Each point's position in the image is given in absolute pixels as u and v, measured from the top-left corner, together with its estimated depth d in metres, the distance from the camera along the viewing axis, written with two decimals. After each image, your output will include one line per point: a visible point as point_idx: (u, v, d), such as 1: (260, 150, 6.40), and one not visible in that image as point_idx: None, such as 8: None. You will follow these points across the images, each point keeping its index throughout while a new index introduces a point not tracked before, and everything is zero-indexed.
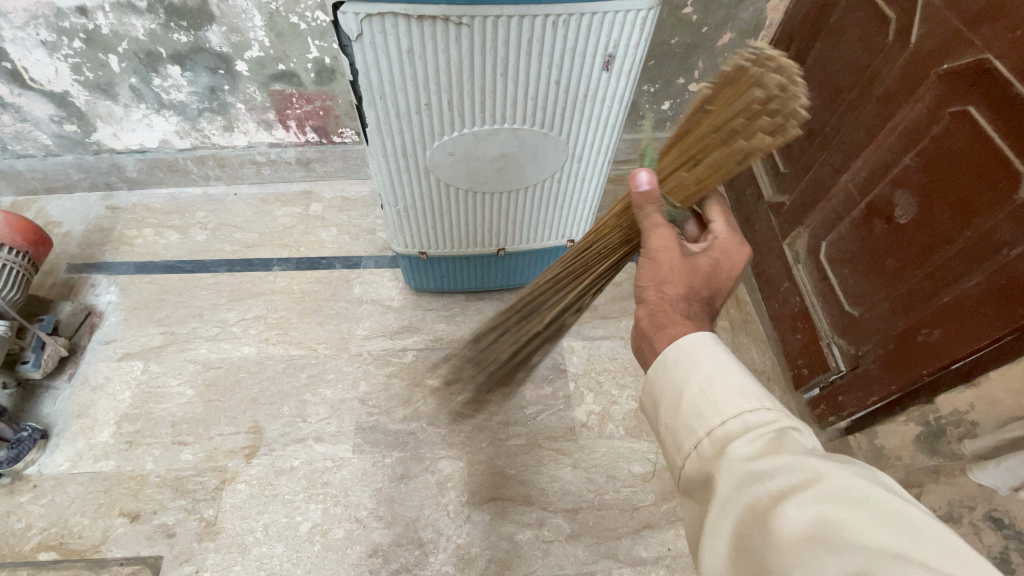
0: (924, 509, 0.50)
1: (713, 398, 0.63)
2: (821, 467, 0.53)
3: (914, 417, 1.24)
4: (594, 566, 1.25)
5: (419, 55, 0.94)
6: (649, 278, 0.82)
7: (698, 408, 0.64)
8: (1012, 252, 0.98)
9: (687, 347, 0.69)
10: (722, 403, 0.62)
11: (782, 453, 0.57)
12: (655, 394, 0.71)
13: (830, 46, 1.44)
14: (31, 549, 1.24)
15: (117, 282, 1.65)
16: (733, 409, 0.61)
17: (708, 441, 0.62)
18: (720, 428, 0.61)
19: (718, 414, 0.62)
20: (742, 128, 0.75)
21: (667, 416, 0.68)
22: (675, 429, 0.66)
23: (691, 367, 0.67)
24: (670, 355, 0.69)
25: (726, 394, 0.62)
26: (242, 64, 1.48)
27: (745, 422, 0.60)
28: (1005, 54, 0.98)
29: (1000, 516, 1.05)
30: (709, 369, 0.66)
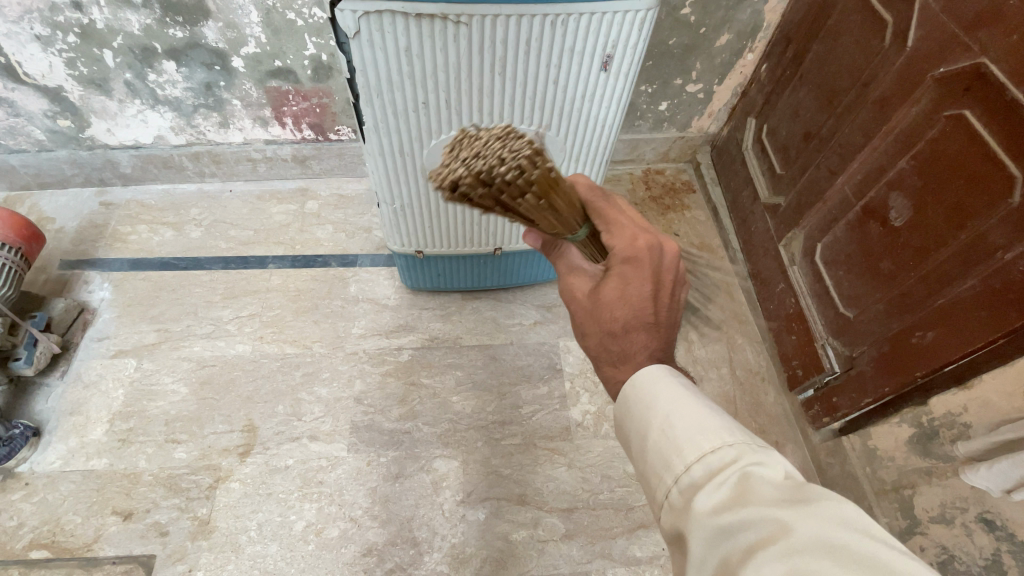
0: (900, 547, 0.48)
1: (676, 440, 0.60)
2: (789, 513, 0.50)
3: (907, 418, 1.23)
4: (588, 566, 1.26)
5: (417, 54, 0.94)
6: (584, 333, 0.81)
7: (663, 453, 0.61)
8: (1008, 255, 0.98)
9: (644, 385, 0.67)
10: (685, 446, 0.59)
11: (750, 498, 0.53)
12: (626, 435, 0.68)
13: (827, 48, 1.45)
14: (23, 547, 1.23)
15: (111, 279, 1.64)
16: (695, 451, 0.58)
17: (676, 490, 0.58)
18: (686, 475, 0.58)
19: (681, 458, 0.59)
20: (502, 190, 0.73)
21: (638, 462, 0.65)
22: (646, 476, 0.63)
23: (652, 410, 0.64)
24: (633, 398, 0.67)
25: (686, 434, 0.59)
26: (238, 60, 1.47)
27: (710, 465, 0.57)
28: (1001, 59, 0.99)
29: (992, 517, 1.06)
30: (670, 408, 0.63)
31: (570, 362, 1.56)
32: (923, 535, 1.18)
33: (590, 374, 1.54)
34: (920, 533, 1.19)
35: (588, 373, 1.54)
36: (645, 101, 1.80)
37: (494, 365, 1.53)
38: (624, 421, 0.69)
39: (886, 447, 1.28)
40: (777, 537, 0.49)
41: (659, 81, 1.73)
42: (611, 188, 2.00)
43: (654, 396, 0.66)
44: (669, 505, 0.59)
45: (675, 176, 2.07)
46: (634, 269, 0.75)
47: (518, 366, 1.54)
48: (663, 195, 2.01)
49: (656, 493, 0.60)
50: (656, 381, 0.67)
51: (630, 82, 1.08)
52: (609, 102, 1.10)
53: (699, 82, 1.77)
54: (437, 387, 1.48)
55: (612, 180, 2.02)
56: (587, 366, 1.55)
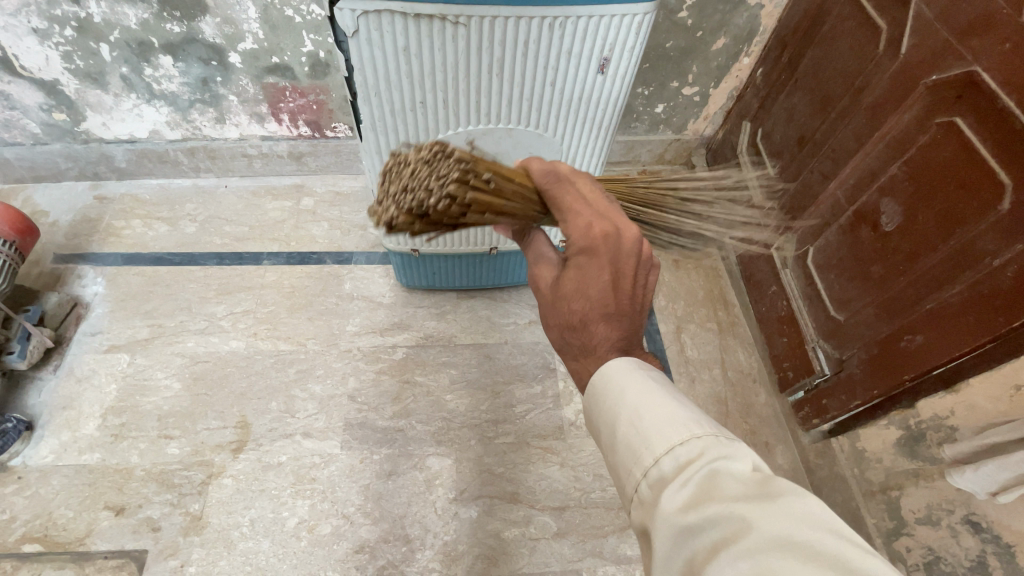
0: (860, 543, 0.48)
1: (646, 434, 0.60)
2: (751, 510, 0.50)
3: (896, 421, 1.25)
4: (579, 564, 1.27)
5: (415, 54, 0.95)
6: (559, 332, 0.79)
7: (632, 447, 0.61)
8: (996, 261, 1.00)
9: (614, 376, 0.68)
10: (654, 439, 0.59)
11: (714, 493, 0.53)
12: (595, 427, 0.69)
13: (822, 54, 1.46)
14: (15, 541, 1.22)
15: (105, 273, 1.64)
16: (663, 445, 0.58)
17: (645, 485, 0.58)
18: (655, 468, 0.58)
19: (649, 451, 0.59)
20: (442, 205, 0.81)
21: (607, 454, 0.65)
22: (615, 469, 0.63)
23: (624, 402, 0.64)
24: (605, 391, 0.67)
25: (657, 428, 0.59)
26: (235, 56, 1.47)
27: (678, 458, 0.57)
28: (993, 68, 1.00)
29: (978, 519, 1.08)
30: (641, 401, 0.63)
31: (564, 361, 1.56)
32: (909, 536, 1.21)
33: None
34: (907, 534, 1.21)
35: None
36: (642, 103, 1.81)
37: (488, 364, 1.54)
38: (594, 413, 0.69)
39: (874, 449, 1.30)
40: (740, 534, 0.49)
41: (655, 83, 1.74)
42: None
43: (625, 388, 0.66)
44: (636, 499, 0.59)
45: None
46: (591, 261, 0.74)
47: (512, 365, 1.54)
48: None
49: (624, 485, 0.61)
50: (628, 373, 0.67)
51: (627, 85, 1.08)
52: (605, 105, 1.10)
53: (694, 85, 1.78)
54: (431, 385, 1.49)
55: None
56: None
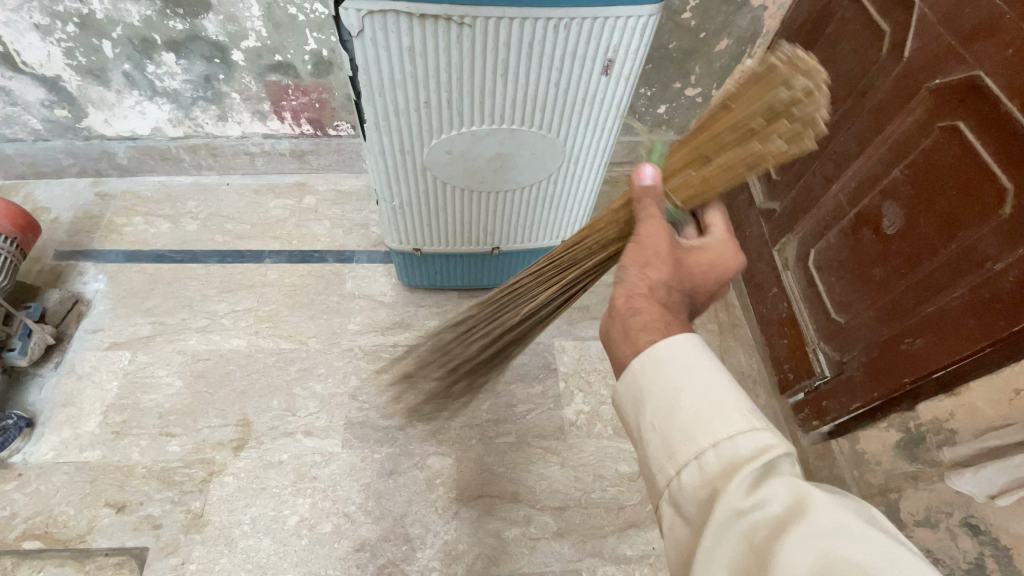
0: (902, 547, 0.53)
1: (724, 408, 0.60)
2: (824, 501, 0.53)
3: (895, 423, 1.24)
4: (579, 564, 1.27)
5: (420, 54, 0.95)
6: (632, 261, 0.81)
7: (701, 418, 0.60)
8: (997, 265, 1.00)
9: (686, 350, 0.67)
10: (733, 416, 0.59)
11: (784, 481, 0.56)
12: (645, 391, 0.66)
13: (825, 56, 1.46)
14: (15, 537, 1.22)
15: (106, 270, 1.64)
16: (743, 424, 0.59)
17: (714, 455, 0.58)
18: (727, 442, 0.58)
19: (723, 428, 0.59)
20: (760, 128, 0.76)
21: (657, 421, 0.64)
22: (667, 437, 0.62)
23: (701, 374, 0.63)
24: (676, 353, 0.66)
25: (739, 408, 0.60)
26: (238, 53, 1.47)
27: (755, 439, 0.58)
28: (996, 72, 1.00)
29: (976, 522, 1.06)
30: (713, 380, 0.63)
31: (565, 362, 1.57)
32: (908, 538, 1.20)
33: (584, 374, 1.55)
34: (905, 536, 1.20)
35: (582, 373, 1.55)
36: (644, 104, 1.82)
37: None
38: (648, 377, 0.67)
39: (873, 451, 1.30)
40: (809, 516, 0.53)
41: (658, 84, 1.74)
42: (609, 189, 2.01)
43: (695, 364, 0.65)
44: (693, 470, 0.59)
45: None
46: (708, 273, 0.84)
47: (513, 365, 1.55)
48: None
49: (680, 455, 0.60)
50: (698, 351, 0.66)
51: (631, 86, 1.08)
52: (609, 106, 1.11)
53: (697, 86, 1.78)
54: None
55: (610, 181, 2.04)
56: (582, 366, 1.56)
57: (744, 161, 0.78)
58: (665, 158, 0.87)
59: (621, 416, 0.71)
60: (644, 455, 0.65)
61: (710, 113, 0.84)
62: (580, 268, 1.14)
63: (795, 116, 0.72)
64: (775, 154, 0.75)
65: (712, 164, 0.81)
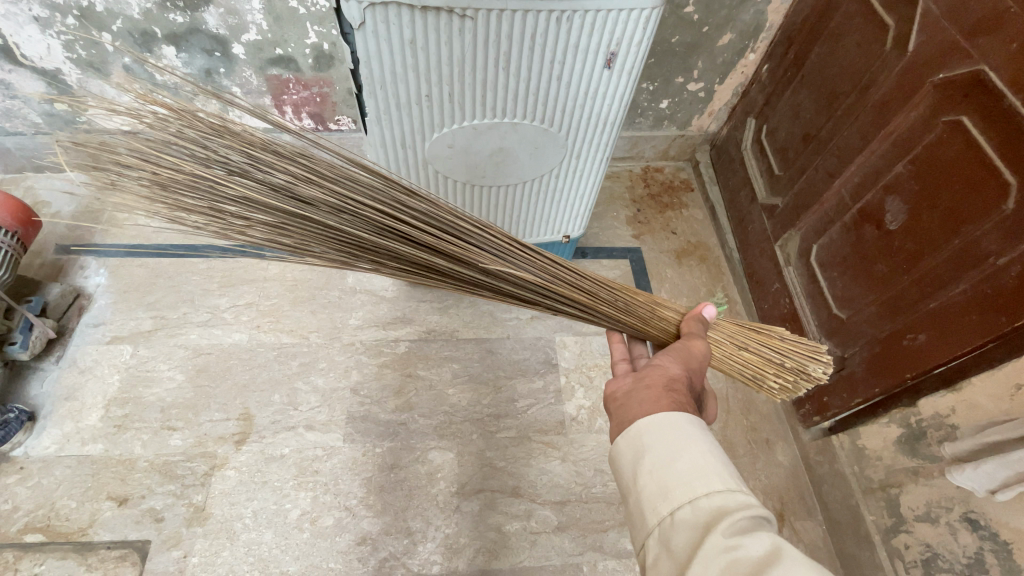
0: None
1: (718, 464, 0.65)
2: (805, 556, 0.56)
3: (896, 419, 1.23)
4: (580, 558, 1.28)
5: (422, 47, 0.94)
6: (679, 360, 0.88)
7: (695, 468, 0.65)
8: (1000, 260, 1.00)
9: (691, 418, 0.72)
10: (725, 472, 0.65)
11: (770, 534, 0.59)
12: (646, 443, 0.70)
13: (829, 50, 1.46)
14: (18, 530, 1.23)
15: (107, 264, 1.64)
16: (733, 481, 0.64)
17: (704, 502, 0.62)
18: (718, 492, 0.62)
19: (716, 481, 0.63)
20: (784, 368, 1.07)
21: (654, 467, 0.67)
22: (662, 483, 0.65)
23: (701, 435, 0.69)
24: (688, 420, 0.71)
25: (731, 467, 0.65)
26: (238, 47, 1.46)
27: (743, 496, 0.62)
28: (1000, 67, 1.00)
29: (976, 517, 1.05)
30: (711, 443, 0.68)
31: (566, 357, 1.57)
32: (908, 533, 1.20)
33: (586, 369, 1.55)
34: (905, 531, 1.20)
35: (583, 369, 1.55)
36: (646, 98, 1.81)
37: (490, 359, 1.54)
38: (649, 431, 0.71)
39: (874, 446, 1.29)
40: (789, 564, 0.55)
41: (660, 79, 1.74)
42: (611, 185, 2.01)
43: (695, 427, 0.70)
44: (684, 512, 0.62)
45: (673, 174, 2.08)
46: None
47: (514, 360, 1.55)
48: (661, 193, 2.02)
49: (675, 498, 0.63)
50: (698, 422, 0.72)
51: (633, 80, 1.08)
52: (611, 100, 1.10)
53: (700, 81, 1.78)
54: (433, 379, 1.49)
55: (612, 177, 2.03)
56: (583, 362, 1.56)
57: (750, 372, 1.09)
58: (720, 323, 1.08)
59: (616, 467, 0.73)
60: (637, 499, 0.68)
61: (767, 329, 1.10)
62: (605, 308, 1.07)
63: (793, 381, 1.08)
64: (768, 387, 1.09)
65: (745, 355, 1.07)
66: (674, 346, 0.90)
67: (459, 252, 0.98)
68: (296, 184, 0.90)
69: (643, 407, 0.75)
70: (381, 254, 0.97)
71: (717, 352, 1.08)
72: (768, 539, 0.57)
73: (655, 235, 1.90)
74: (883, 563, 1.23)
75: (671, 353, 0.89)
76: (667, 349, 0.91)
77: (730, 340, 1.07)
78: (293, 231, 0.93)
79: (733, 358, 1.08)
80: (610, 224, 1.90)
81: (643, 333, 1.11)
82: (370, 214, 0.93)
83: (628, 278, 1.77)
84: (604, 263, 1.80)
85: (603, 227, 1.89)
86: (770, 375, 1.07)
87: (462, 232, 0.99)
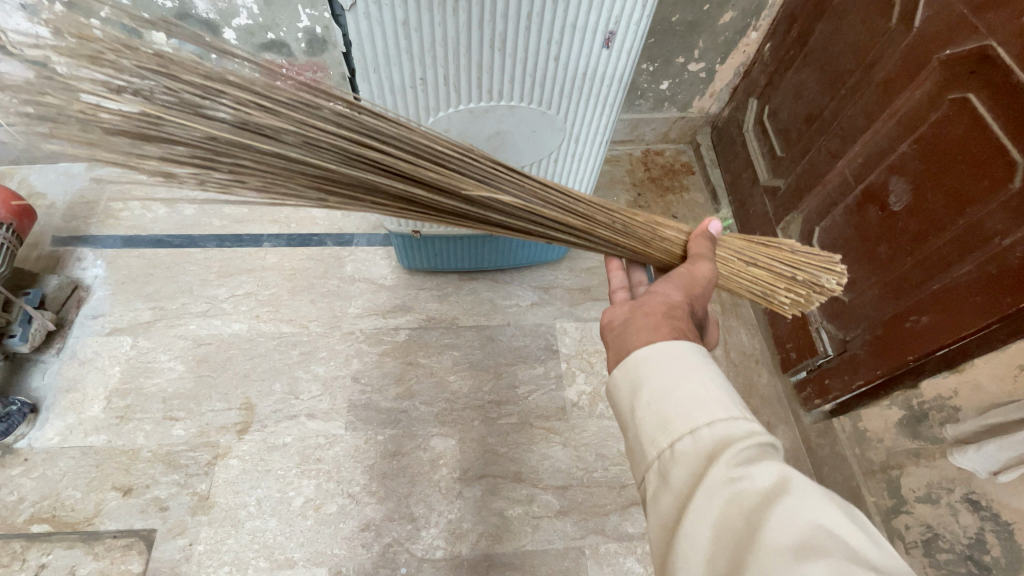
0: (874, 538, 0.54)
1: (719, 394, 0.64)
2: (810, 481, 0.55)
3: (898, 401, 1.23)
4: (582, 541, 1.29)
5: (415, 28, 0.92)
6: (680, 286, 0.84)
7: (695, 400, 0.63)
8: (1005, 240, 0.98)
9: (691, 348, 0.69)
10: (726, 402, 0.63)
11: (774, 461, 0.57)
12: (643, 374, 0.68)
13: (832, 28, 1.42)
14: (24, 521, 1.24)
15: (104, 256, 1.65)
16: (733, 410, 0.62)
17: (706, 434, 0.60)
18: (718, 424, 0.61)
19: (717, 412, 0.62)
20: (796, 279, 0.99)
21: (653, 400, 0.66)
22: (662, 416, 0.64)
23: (699, 363, 0.67)
24: (687, 348, 0.69)
25: (731, 397, 0.64)
26: (229, 32, 1.44)
27: (746, 427, 0.61)
28: (1008, 42, 0.97)
29: (977, 498, 1.05)
30: (711, 373, 0.66)
31: (567, 343, 1.57)
32: (908, 514, 1.20)
33: (586, 355, 1.55)
34: (906, 512, 1.20)
35: (584, 354, 1.55)
36: (646, 80, 1.77)
37: (490, 347, 1.54)
38: (649, 364, 0.69)
39: (875, 428, 1.29)
40: (794, 491, 0.54)
41: (661, 59, 1.70)
42: (611, 169, 1.98)
43: (696, 357, 0.68)
44: (684, 445, 0.61)
45: (674, 157, 2.06)
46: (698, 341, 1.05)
47: (515, 347, 1.54)
48: (662, 176, 2.00)
49: (674, 429, 0.62)
50: (699, 351, 0.70)
51: (632, 59, 1.05)
52: (610, 80, 1.08)
53: (701, 61, 1.74)
54: (434, 367, 1.49)
55: (611, 160, 2.01)
56: (584, 347, 1.56)
57: (760, 289, 1.03)
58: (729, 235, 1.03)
59: (615, 400, 0.72)
60: (636, 433, 0.66)
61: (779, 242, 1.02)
62: (601, 233, 0.99)
63: (806, 293, 0.99)
64: (778, 303, 1.02)
65: (755, 269, 1.01)
66: (674, 272, 0.86)
67: (446, 184, 0.86)
68: (247, 112, 0.74)
69: (640, 337, 0.73)
70: (357, 191, 0.84)
71: (724, 270, 1.03)
72: (773, 468, 0.56)
73: None
74: None
75: (671, 279, 0.85)
76: (669, 275, 0.87)
77: (738, 256, 1.01)
78: (256, 171, 0.77)
79: (740, 276, 1.02)
80: None
81: (643, 256, 1.03)
82: (337, 141, 0.79)
83: None
84: None
85: None
86: (780, 290, 1.00)
87: (447, 163, 0.87)
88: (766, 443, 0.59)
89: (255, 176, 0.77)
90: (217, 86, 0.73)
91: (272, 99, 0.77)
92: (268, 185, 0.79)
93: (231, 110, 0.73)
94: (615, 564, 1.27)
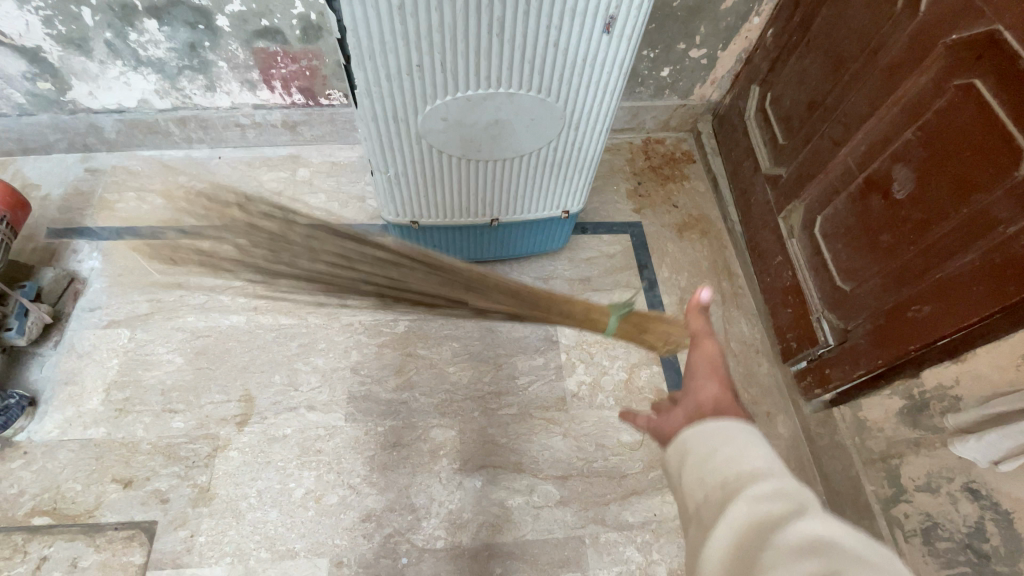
0: None
1: (743, 456, 0.61)
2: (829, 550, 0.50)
3: (899, 391, 1.22)
4: (582, 530, 1.29)
5: (411, 13, 0.89)
6: (707, 377, 0.81)
7: (737, 457, 0.61)
8: (1009, 229, 0.97)
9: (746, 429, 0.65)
10: (748, 466, 0.60)
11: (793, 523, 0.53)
12: (680, 446, 0.68)
13: (836, 13, 1.40)
14: (25, 514, 1.24)
15: (100, 248, 1.65)
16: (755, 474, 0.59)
17: (729, 489, 0.59)
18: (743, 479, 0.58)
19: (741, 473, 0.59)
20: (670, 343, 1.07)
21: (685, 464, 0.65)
22: (697, 474, 0.63)
23: (726, 430, 0.65)
24: (729, 430, 0.65)
25: (752, 464, 0.60)
26: (221, 19, 1.45)
27: (773, 484, 0.57)
28: (1015, 26, 0.95)
29: (977, 487, 1.05)
30: (739, 435, 0.63)
31: (567, 334, 1.56)
32: (907, 503, 1.19)
33: (587, 346, 1.54)
34: (905, 501, 1.20)
35: (584, 345, 1.54)
36: (647, 67, 1.75)
37: (490, 338, 1.53)
38: (686, 440, 0.68)
39: (875, 418, 1.28)
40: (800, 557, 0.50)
41: (661, 45, 1.68)
42: (611, 158, 1.96)
43: (732, 427, 0.65)
44: (712, 499, 0.60)
45: (675, 146, 2.04)
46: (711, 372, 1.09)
47: (514, 338, 1.54)
48: (662, 165, 1.98)
49: (703, 490, 0.61)
50: (739, 425, 0.66)
51: (633, 44, 1.03)
52: (610, 67, 1.06)
53: (702, 47, 1.72)
54: (434, 359, 1.48)
55: (611, 149, 1.99)
56: (584, 338, 1.55)
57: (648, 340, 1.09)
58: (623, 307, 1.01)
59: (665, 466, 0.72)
60: (680, 491, 0.66)
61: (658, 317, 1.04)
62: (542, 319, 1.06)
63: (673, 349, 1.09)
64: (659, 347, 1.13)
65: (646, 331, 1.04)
66: (697, 362, 0.84)
67: (403, 285, 1.04)
68: (270, 239, 1.03)
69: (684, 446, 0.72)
70: (356, 291, 1.06)
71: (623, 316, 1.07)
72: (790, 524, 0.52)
73: (657, 209, 1.87)
74: (881, 533, 1.24)
75: (699, 375, 0.82)
76: (695, 369, 0.84)
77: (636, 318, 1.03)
78: (284, 276, 1.04)
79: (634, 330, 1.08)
80: (610, 199, 1.86)
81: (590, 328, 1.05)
82: (326, 263, 1.03)
83: (630, 253, 1.74)
84: (605, 238, 1.77)
85: (602, 201, 1.86)
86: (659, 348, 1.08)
87: (406, 276, 1.04)
88: (795, 500, 0.55)
89: (286, 261, 1.03)
90: (264, 206, 1.06)
91: (293, 218, 1.05)
92: (302, 289, 1.08)
93: (260, 241, 1.02)
94: (615, 554, 1.27)
